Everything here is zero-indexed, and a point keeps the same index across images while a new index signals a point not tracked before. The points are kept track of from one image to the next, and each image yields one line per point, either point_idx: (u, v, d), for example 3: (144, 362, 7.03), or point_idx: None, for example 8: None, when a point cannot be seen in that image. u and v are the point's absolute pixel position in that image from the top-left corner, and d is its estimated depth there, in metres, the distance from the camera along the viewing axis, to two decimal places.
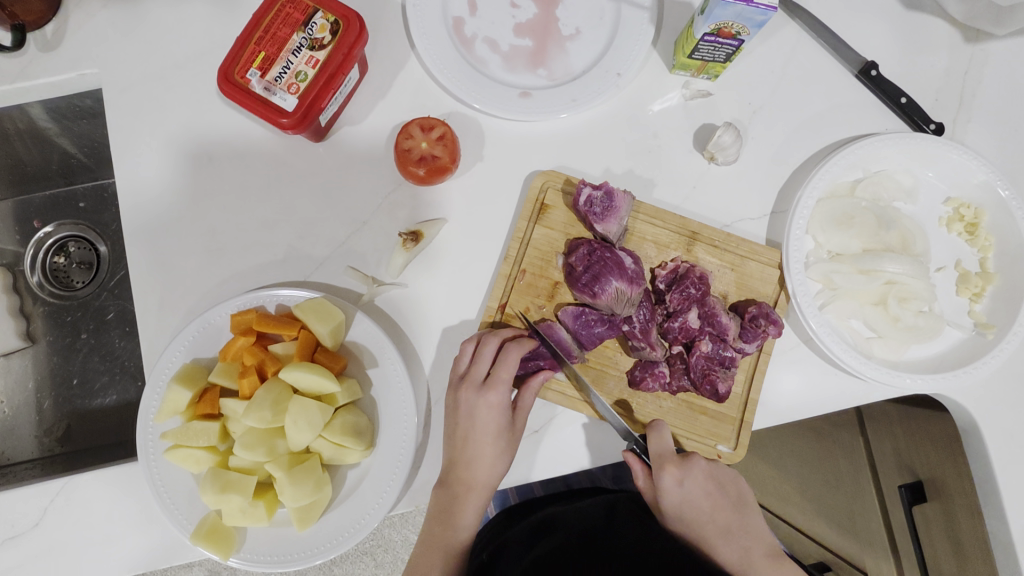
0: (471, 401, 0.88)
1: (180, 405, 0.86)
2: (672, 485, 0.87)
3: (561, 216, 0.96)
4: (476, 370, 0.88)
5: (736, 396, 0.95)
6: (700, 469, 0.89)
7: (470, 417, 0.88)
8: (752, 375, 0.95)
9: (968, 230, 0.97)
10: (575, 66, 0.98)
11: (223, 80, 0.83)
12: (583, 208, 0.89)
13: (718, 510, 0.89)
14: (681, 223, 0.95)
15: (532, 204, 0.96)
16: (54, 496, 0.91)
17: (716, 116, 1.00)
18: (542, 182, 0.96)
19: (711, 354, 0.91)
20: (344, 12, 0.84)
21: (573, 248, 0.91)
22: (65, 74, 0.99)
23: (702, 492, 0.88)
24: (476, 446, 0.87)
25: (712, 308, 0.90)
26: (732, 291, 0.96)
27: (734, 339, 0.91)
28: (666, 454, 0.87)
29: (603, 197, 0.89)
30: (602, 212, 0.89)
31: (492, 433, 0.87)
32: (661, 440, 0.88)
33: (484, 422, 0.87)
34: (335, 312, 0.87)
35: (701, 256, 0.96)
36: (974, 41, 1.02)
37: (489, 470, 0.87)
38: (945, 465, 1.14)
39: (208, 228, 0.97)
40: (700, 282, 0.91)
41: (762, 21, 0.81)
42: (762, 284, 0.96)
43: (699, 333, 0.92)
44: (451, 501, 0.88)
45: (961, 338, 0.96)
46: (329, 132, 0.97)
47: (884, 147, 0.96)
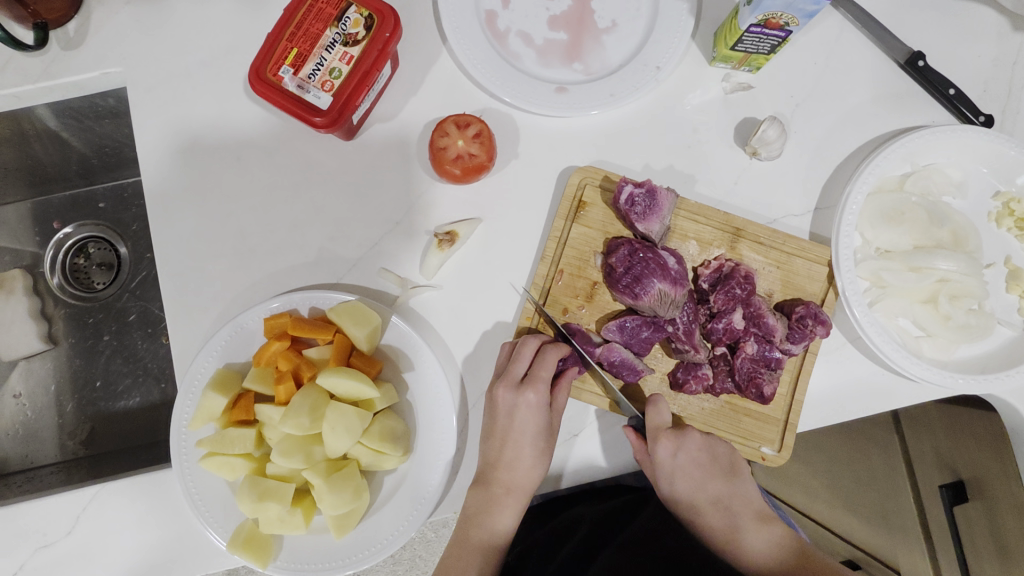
0: (509, 400, 0.86)
1: (215, 411, 0.84)
2: (667, 455, 0.84)
3: (599, 215, 0.93)
4: (513, 369, 0.86)
5: (780, 398, 0.93)
6: (693, 438, 0.86)
7: (509, 417, 0.86)
8: (797, 377, 0.92)
9: (1019, 225, 0.94)
10: (611, 59, 0.96)
11: (255, 78, 0.80)
12: (624, 206, 0.87)
13: (708, 477, 0.85)
14: (725, 218, 0.93)
15: (570, 201, 0.93)
16: (87, 504, 0.89)
17: (758, 109, 0.97)
18: (580, 179, 0.93)
19: (756, 356, 0.89)
20: (378, 6, 0.82)
21: (614, 248, 0.89)
22: (88, 74, 0.97)
23: (695, 462, 0.85)
24: (515, 446, 0.85)
25: (758, 309, 0.88)
26: (777, 290, 0.93)
27: (781, 340, 0.88)
28: (660, 424, 0.85)
29: (645, 194, 0.86)
30: (643, 211, 0.86)
31: (531, 433, 0.85)
32: (657, 413, 0.86)
33: (522, 421, 0.85)
34: (371, 315, 0.85)
35: (745, 253, 0.93)
36: (1023, 30, 0.99)
37: (527, 468, 0.86)
38: (990, 463, 1.11)
39: (238, 230, 0.95)
40: (745, 281, 0.88)
41: (814, 11, 0.78)
42: (808, 282, 0.93)
43: (744, 334, 0.89)
44: (487, 501, 0.86)
45: (1012, 336, 0.93)
46: (360, 130, 0.94)
47: (934, 141, 0.92)
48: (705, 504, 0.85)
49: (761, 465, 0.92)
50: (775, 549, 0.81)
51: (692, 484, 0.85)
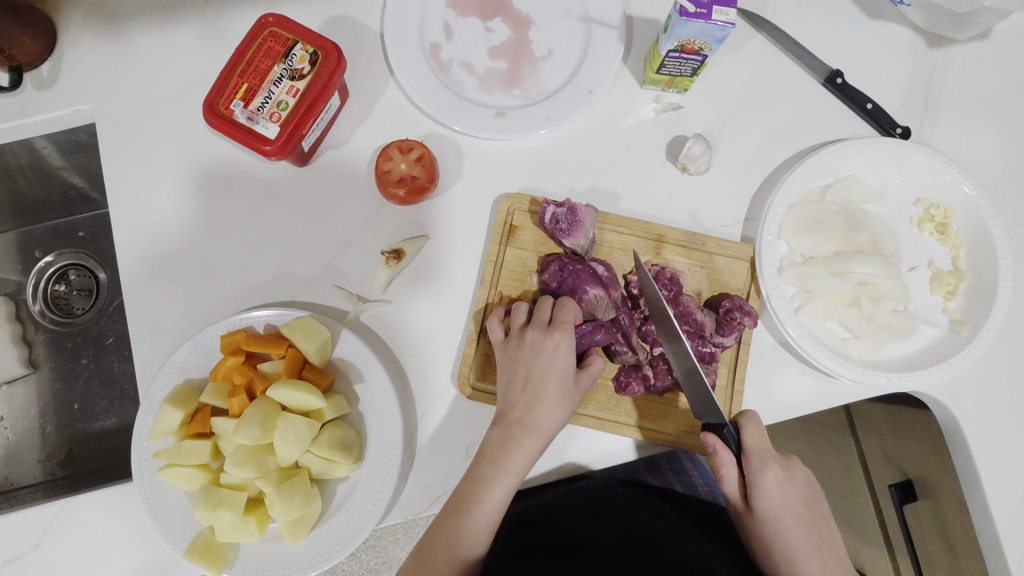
0: (537, 341, 0.90)
1: (173, 424, 0.88)
2: (775, 485, 0.81)
3: (530, 236, 0.98)
4: (540, 315, 0.92)
5: (722, 389, 0.97)
6: (797, 470, 0.85)
7: (534, 358, 0.89)
8: (735, 368, 0.97)
9: (939, 230, 1.00)
10: (548, 84, 1.02)
11: (208, 112, 0.86)
12: (549, 225, 0.92)
13: (802, 514, 0.84)
14: (646, 227, 0.98)
15: (502, 227, 0.99)
16: (52, 518, 0.93)
17: (688, 127, 1.03)
18: (508, 207, 0.99)
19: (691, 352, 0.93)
20: (322, 43, 0.88)
21: (544, 266, 0.95)
22: (60, 111, 1.04)
23: (797, 500, 0.83)
24: (542, 386, 0.88)
25: (687, 306, 0.93)
26: (705, 288, 0.98)
27: (713, 334, 0.92)
28: (769, 453, 0.82)
29: (566, 213, 0.91)
30: (568, 228, 0.91)
31: (554, 372, 0.89)
32: (758, 435, 0.84)
33: (546, 361, 0.89)
34: (321, 329, 0.90)
35: (670, 257, 0.98)
36: (936, 47, 1.05)
37: (548, 408, 0.87)
38: (932, 461, 1.17)
39: (199, 253, 1.00)
40: (670, 281, 0.94)
41: (722, 37, 0.84)
42: (732, 278, 0.98)
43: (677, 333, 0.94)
44: (503, 441, 0.87)
45: (937, 335, 0.98)
46: (313, 156, 1.01)
47: (849, 153, 0.98)
48: (797, 541, 0.82)
49: None
50: None
51: (794, 521, 0.83)
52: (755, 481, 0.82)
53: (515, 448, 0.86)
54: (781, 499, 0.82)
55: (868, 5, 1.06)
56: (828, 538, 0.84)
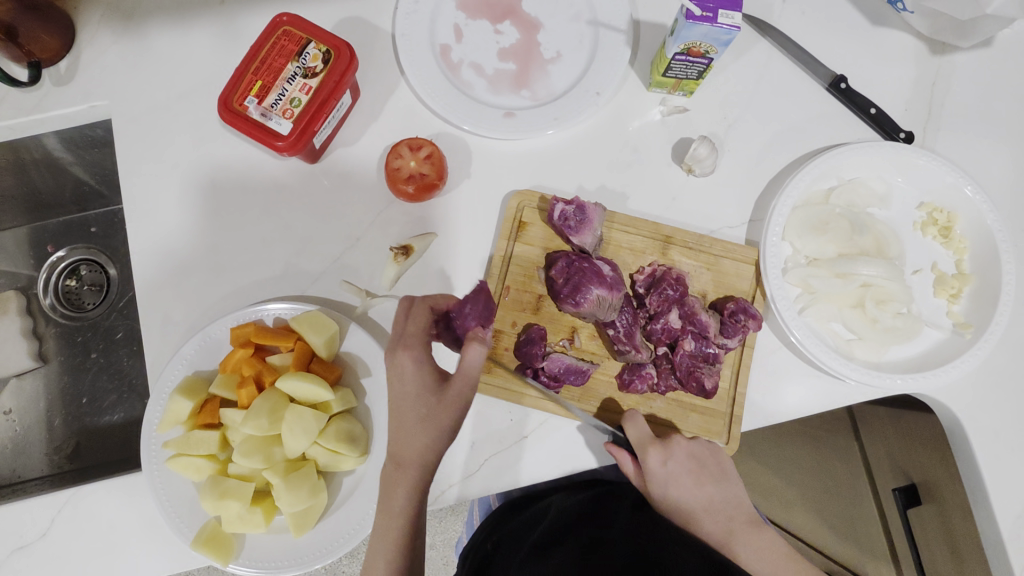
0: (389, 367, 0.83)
1: (181, 414, 0.89)
2: (658, 464, 0.88)
3: (539, 233, 1.00)
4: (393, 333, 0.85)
5: (725, 392, 0.97)
6: (681, 446, 0.90)
7: (400, 380, 0.82)
8: (738, 370, 0.97)
9: (942, 233, 1.01)
10: (556, 86, 1.04)
11: (222, 108, 0.88)
12: (558, 222, 0.93)
13: (702, 482, 0.89)
14: (653, 227, 0.99)
15: (511, 223, 1.00)
16: (61, 507, 0.94)
17: (693, 130, 1.04)
18: (518, 203, 1.01)
19: (694, 352, 0.94)
20: (335, 43, 0.90)
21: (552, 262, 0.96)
22: (78, 106, 1.06)
23: (683, 471, 0.89)
24: (402, 410, 0.81)
25: (691, 307, 0.95)
26: (710, 290, 0.99)
27: (715, 335, 0.94)
28: (644, 437, 0.89)
29: (574, 211, 0.93)
30: (576, 226, 0.93)
31: (415, 394, 0.80)
32: (637, 426, 0.90)
33: (410, 383, 0.81)
34: (329, 323, 0.91)
35: (677, 258, 0.99)
36: (940, 54, 1.06)
37: (414, 437, 0.78)
38: (937, 466, 1.14)
39: (210, 247, 1.02)
40: (676, 282, 0.95)
41: (728, 40, 0.86)
42: (738, 280, 0.99)
43: (682, 332, 0.96)
44: (389, 474, 0.79)
45: (941, 338, 0.98)
46: (324, 153, 1.02)
47: (853, 156, 1.00)
48: (699, 510, 0.89)
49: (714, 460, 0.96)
50: (757, 548, 0.88)
51: (688, 493, 0.88)
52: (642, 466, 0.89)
53: (399, 480, 0.78)
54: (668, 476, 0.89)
55: (872, 13, 1.07)
56: (725, 497, 0.90)
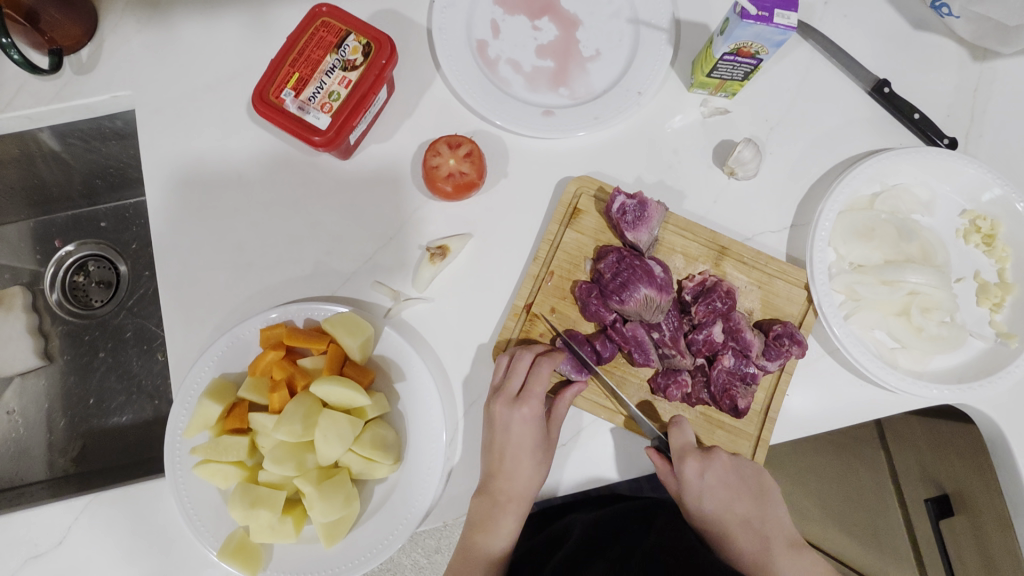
0: (506, 415, 0.87)
1: (210, 419, 0.86)
2: (693, 475, 0.86)
3: (592, 222, 0.97)
4: (509, 386, 0.88)
5: (754, 413, 0.95)
6: (720, 460, 0.89)
7: (506, 431, 0.87)
8: (772, 395, 0.94)
9: (986, 241, 0.99)
10: (595, 85, 1.02)
11: (258, 100, 0.85)
12: (616, 215, 0.91)
13: (737, 498, 0.88)
14: (711, 237, 0.97)
15: (566, 208, 0.97)
16: (78, 514, 0.90)
17: (734, 132, 1.02)
18: (577, 188, 0.97)
19: (732, 369, 0.92)
20: (376, 35, 0.87)
21: (602, 254, 0.93)
22: (98, 96, 1.02)
23: (720, 481, 0.88)
24: (513, 458, 0.87)
25: (737, 323, 0.91)
26: (757, 309, 0.97)
27: (757, 356, 0.91)
28: (686, 446, 0.87)
29: (635, 205, 0.90)
30: (634, 221, 0.90)
31: (530, 446, 0.87)
32: (681, 432, 0.89)
33: (522, 436, 0.87)
34: (364, 325, 0.88)
35: (728, 270, 0.97)
36: (981, 60, 1.05)
37: (521, 481, 0.87)
38: (971, 476, 1.14)
39: (236, 244, 0.98)
40: (727, 296, 0.91)
41: (781, 41, 0.84)
42: (787, 304, 0.97)
43: (722, 347, 0.93)
44: (488, 507, 0.88)
45: (984, 347, 0.97)
46: (356, 150, 0.99)
47: (899, 162, 0.98)
48: (732, 525, 0.88)
49: None
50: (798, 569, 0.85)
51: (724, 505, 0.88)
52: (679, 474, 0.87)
53: (500, 515, 0.88)
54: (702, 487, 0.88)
55: (915, 17, 1.06)
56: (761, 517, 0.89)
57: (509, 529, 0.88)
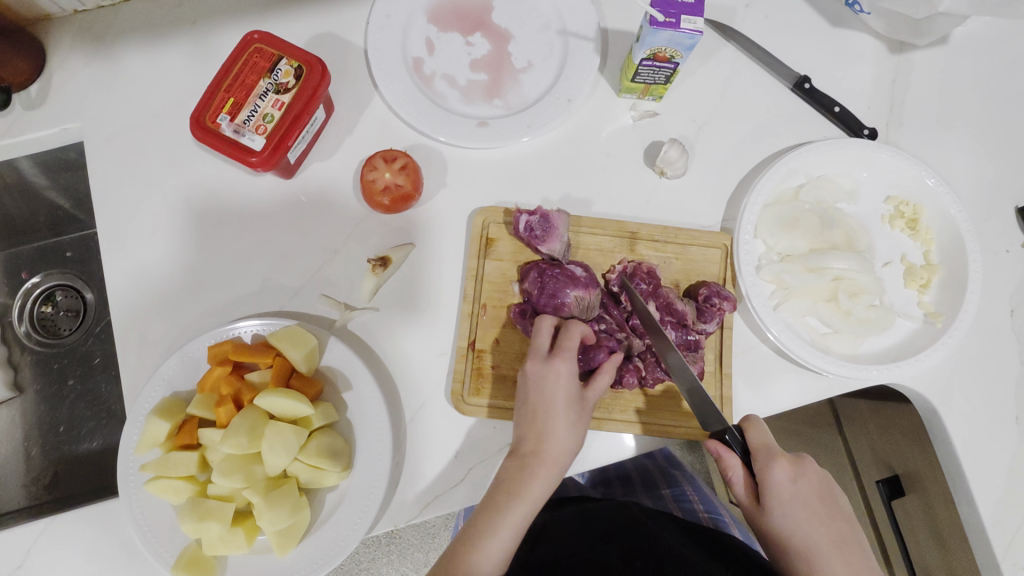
0: (537, 370, 0.87)
1: (160, 436, 0.88)
2: (783, 479, 0.81)
3: (507, 247, 1.01)
4: (539, 343, 0.90)
5: (711, 375, 0.99)
6: (811, 465, 0.84)
7: (538, 387, 0.86)
8: (721, 350, 0.99)
9: (910, 225, 1.03)
10: (528, 95, 1.05)
11: (194, 126, 0.88)
12: (525, 234, 0.95)
13: (818, 510, 0.81)
14: (618, 226, 1.01)
15: (478, 240, 1.01)
16: (37, 537, 0.91)
17: (665, 133, 1.06)
18: (483, 220, 1.01)
19: (676, 341, 0.96)
20: (306, 58, 0.91)
21: (524, 274, 0.97)
22: (48, 130, 1.05)
23: (812, 497, 0.81)
24: (546, 415, 0.85)
25: (666, 298, 0.96)
26: (682, 280, 1.01)
27: (694, 322, 0.95)
28: (773, 447, 0.82)
29: (540, 220, 0.94)
30: (542, 235, 0.94)
31: (564, 401, 0.85)
32: (760, 433, 0.85)
33: (553, 389, 0.85)
34: (308, 337, 0.91)
35: (645, 253, 1.01)
36: (898, 52, 1.09)
37: (556, 436, 0.84)
38: (916, 455, 1.17)
39: (186, 266, 1.01)
40: (649, 276, 0.97)
41: (691, 45, 0.88)
42: (707, 265, 1.01)
43: (662, 324, 0.96)
44: (518, 464, 0.83)
45: (914, 327, 1.00)
46: (299, 168, 1.02)
47: (819, 154, 1.02)
48: (804, 528, 0.80)
49: None
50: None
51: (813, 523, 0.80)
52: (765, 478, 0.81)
53: (531, 480, 0.82)
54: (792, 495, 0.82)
55: (832, 15, 1.11)
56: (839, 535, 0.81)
57: (535, 496, 0.81)
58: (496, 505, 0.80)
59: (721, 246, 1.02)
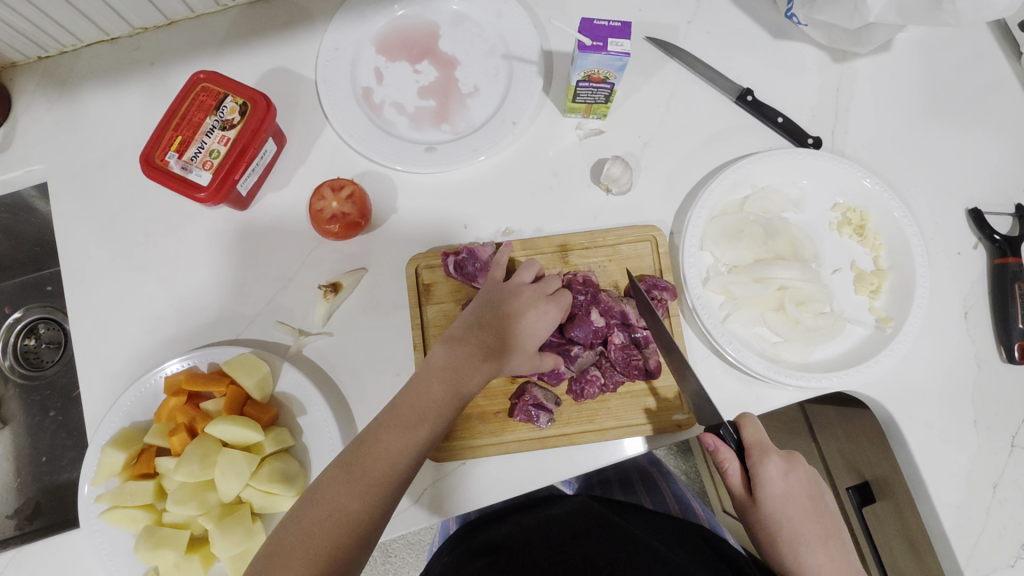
0: (528, 299, 0.91)
1: (116, 466, 0.90)
2: (776, 474, 0.84)
3: (445, 288, 1.03)
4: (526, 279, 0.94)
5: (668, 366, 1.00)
6: (800, 463, 0.88)
7: (524, 312, 0.89)
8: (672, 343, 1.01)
9: (858, 232, 1.04)
10: (475, 119, 1.08)
11: (145, 165, 0.91)
12: (457, 273, 0.98)
13: (804, 505, 0.85)
14: (548, 241, 1.03)
15: (417, 288, 1.03)
16: (1, 569, 0.93)
17: (610, 150, 1.08)
18: (414, 267, 1.03)
19: (625, 342, 0.98)
20: (251, 95, 0.94)
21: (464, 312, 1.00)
22: (14, 171, 1.09)
23: (800, 489, 0.86)
24: (516, 339, 0.87)
25: (607, 302, 0.98)
26: (620, 279, 1.03)
27: (637, 319, 0.98)
28: (766, 443, 0.86)
29: (467, 257, 0.97)
30: (474, 270, 0.98)
31: (538, 333, 0.89)
32: (755, 429, 0.88)
33: (540, 321, 0.90)
34: (260, 364, 0.93)
35: (577, 262, 1.03)
36: (841, 61, 1.11)
37: (517, 362, 0.87)
38: (882, 460, 1.15)
39: (146, 298, 1.04)
40: (584, 285, 0.98)
41: (622, 66, 0.90)
42: (639, 262, 1.03)
43: (609, 329, 0.98)
44: (467, 358, 0.84)
45: (866, 334, 1.00)
46: (253, 200, 1.05)
47: (763, 164, 1.03)
48: (794, 520, 0.84)
49: (685, 432, 0.97)
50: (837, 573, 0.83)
51: (803, 515, 0.84)
52: (758, 473, 0.85)
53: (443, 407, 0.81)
54: (784, 490, 0.85)
55: (774, 28, 1.12)
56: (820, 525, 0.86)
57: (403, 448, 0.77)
58: (410, 416, 0.79)
59: (650, 238, 1.03)
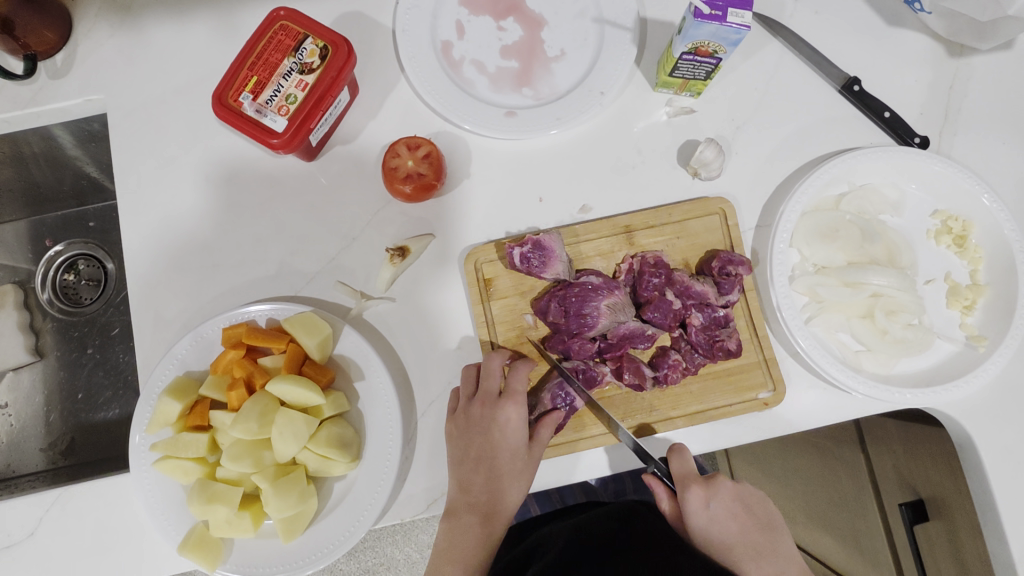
0: (485, 415, 0.89)
1: (171, 416, 0.88)
2: (697, 502, 0.84)
3: (508, 282, 0.97)
4: (488, 386, 0.90)
5: (749, 346, 0.96)
6: (725, 486, 0.87)
7: (486, 429, 0.89)
8: (752, 317, 0.97)
9: (958, 242, 0.97)
10: (560, 85, 1.01)
11: (217, 104, 0.86)
12: (522, 266, 0.92)
13: (746, 529, 0.86)
14: (612, 223, 0.98)
15: (476, 285, 0.97)
16: (49, 506, 0.92)
17: (700, 132, 1.01)
18: (473, 263, 0.97)
19: (705, 322, 0.94)
20: (332, 38, 0.88)
21: (546, 306, 0.93)
22: (73, 100, 1.04)
23: (727, 514, 0.85)
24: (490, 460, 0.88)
25: (682, 282, 0.94)
26: (691, 257, 0.98)
27: (716, 297, 0.93)
28: (687, 473, 0.86)
29: (533, 249, 0.91)
30: (540, 263, 0.91)
31: (507, 445, 0.89)
32: (680, 460, 0.87)
33: (501, 436, 0.89)
34: (322, 325, 0.89)
35: (645, 241, 0.98)
36: (958, 56, 1.02)
37: (512, 489, 0.88)
38: (947, 481, 1.13)
39: (203, 245, 1.00)
40: (656, 269, 0.94)
41: (737, 40, 0.82)
42: (707, 235, 0.98)
43: (686, 310, 0.94)
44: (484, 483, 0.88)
45: (954, 351, 0.95)
46: (321, 152, 1.00)
47: (866, 161, 0.96)
48: (731, 547, 0.84)
49: (769, 409, 0.94)
50: None
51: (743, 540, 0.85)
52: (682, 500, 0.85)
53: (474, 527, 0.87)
54: (709, 518, 0.85)
55: (889, 13, 1.04)
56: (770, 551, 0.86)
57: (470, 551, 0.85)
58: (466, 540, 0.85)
59: (717, 211, 0.98)
